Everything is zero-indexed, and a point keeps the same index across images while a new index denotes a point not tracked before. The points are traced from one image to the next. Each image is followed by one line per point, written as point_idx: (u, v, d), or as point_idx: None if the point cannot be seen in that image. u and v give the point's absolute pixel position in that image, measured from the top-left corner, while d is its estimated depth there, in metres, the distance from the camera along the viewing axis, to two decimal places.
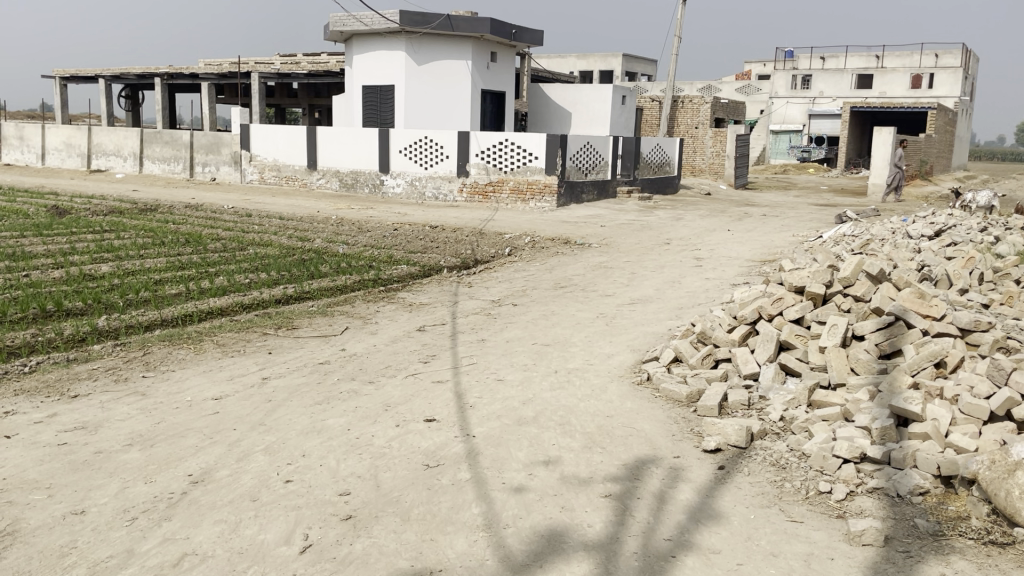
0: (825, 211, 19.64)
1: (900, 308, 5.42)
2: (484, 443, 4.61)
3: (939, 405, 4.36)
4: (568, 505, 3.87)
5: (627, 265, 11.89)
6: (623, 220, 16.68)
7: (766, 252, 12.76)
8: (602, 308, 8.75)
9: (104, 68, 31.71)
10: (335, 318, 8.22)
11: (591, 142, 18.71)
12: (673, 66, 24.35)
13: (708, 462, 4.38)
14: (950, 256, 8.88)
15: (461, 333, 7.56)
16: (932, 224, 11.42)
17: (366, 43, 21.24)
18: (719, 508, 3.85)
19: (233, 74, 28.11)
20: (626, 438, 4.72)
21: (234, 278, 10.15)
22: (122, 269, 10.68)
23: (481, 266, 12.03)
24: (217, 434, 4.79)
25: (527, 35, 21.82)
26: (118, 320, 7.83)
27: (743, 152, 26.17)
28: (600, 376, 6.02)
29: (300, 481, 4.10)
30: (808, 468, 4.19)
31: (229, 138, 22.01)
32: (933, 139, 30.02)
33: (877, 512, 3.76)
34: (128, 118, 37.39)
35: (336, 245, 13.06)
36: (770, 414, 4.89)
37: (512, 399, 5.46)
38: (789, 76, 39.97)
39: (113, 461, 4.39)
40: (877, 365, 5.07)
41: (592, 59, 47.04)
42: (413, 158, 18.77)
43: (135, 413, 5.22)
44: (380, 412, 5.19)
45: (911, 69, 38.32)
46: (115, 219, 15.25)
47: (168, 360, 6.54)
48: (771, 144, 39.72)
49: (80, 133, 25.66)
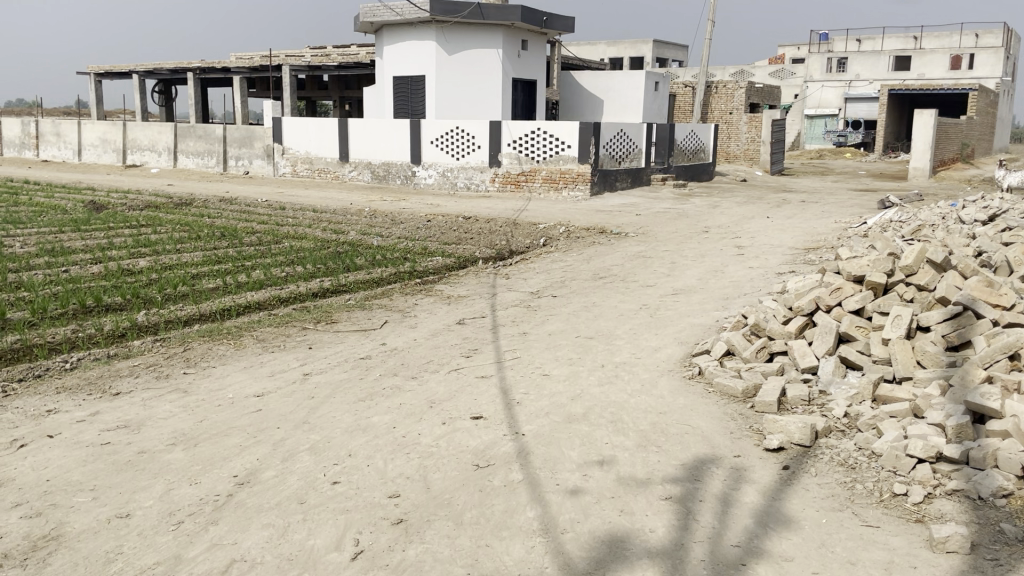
0: (865, 197, 19.21)
1: (968, 297, 5.17)
2: (535, 442, 4.45)
3: (1018, 400, 4.12)
4: (627, 508, 3.70)
5: (666, 254, 11.66)
6: (659, 208, 16.40)
7: (810, 240, 12.43)
8: (644, 299, 8.56)
9: (137, 64, 31.98)
10: (374, 312, 8.10)
11: (626, 129, 18.43)
12: (707, 50, 23.94)
13: (771, 462, 4.18)
14: (1007, 242, 8.55)
15: (502, 326, 7.41)
16: (984, 208, 11.04)
17: (397, 33, 21.11)
18: (789, 512, 3.65)
19: (264, 68, 28.14)
20: (682, 436, 4.53)
21: (270, 272, 10.08)
22: (158, 264, 10.67)
23: (517, 257, 11.86)
24: (261, 433, 4.68)
25: (558, 22, 21.52)
26: (157, 315, 7.77)
27: (778, 138, 25.71)
28: (649, 370, 5.82)
29: (348, 482, 3.97)
30: (879, 468, 3.97)
31: (261, 131, 22.01)
32: (975, 121, 29.27)
33: (959, 516, 3.53)
34: (161, 113, 37.73)
35: (370, 237, 12.96)
36: (833, 410, 4.67)
37: (560, 394, 5.29)
38: (824, 59, 39.17)
39: (156, 462, 4.30)
40: (945, 357, 4.83)
41: (621, 46, 46.55)
42: (445, 149, 18.63)
43: (177, 411, 5.13)
44: (426, 408, 5.05)
45: (950, 50, 37.63)
46: (152, 214, 15.31)
47: (209, 356, 6.46)
48: (806, 130, 38.24)
49: (116, 128, 25.90)
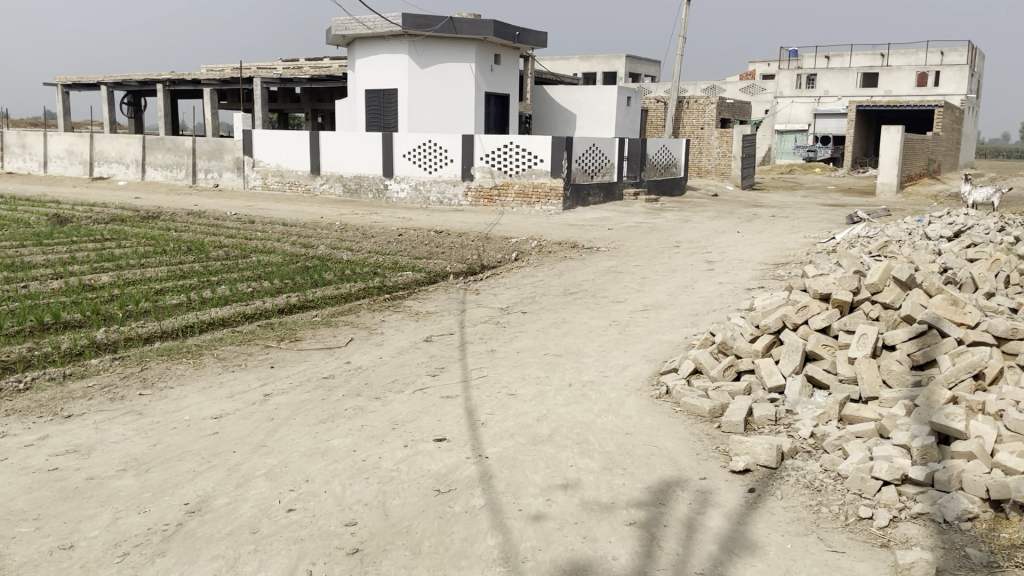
0: (834, 212, 19.37)
1: (933, 315, 5.18)
2: (499, 465, 4.36)
3: (982, 421, 4.09)
4: (591, 534, 3.62)
5: (637, 269, 11.63)
6: (631, 223, 16.42)
7: (779, 255, 12.47)
8: (614, 315, 8.50)
9: (106, 75, 31.58)
10: (340, 329, 7.96)
11: (597, 144, 18.45)
12: (678, 66, 24.11)
13: (736, 485, 4.12)
14: (971, 259, 8.63)
15: (470, 343, 7.31)
16: (950, 224, 11.15)
17: (369, 46, 21.00)
18: (753, 537, 3.59)
19: (234, 80, 27.84)
20: (648, 458, 4.46)
21: (237, 287, 9.92)
22: (121, 279, 10.44)
23: (488, 272, 11.77)
24: (216, 458, 4.54)
25: (531, 37, 21.57)
26: (117, 333, 7.56)
27: (748, 153, 25.93)
28: (617, 389, 5.74)
29: (303, 510, 3.85)
30: (845, 491, 3.92)
31: (232, 143, 21.76)
32: (940, 137, 29.71)
33: (924, 541, 3.49)
34: (129, 125, 37.25)
35: (340, 251, 12.81)
36: (799, 430, 4.62)
37: (525, 415, 5.21)
38: (794, 76, 39.65)
39: (105, 489, 4.15)
40: (911, 376, 4.82)
41: (595, 61, 46.79)
42: (418, 162, 18.54)
43: (130, 434, 4.97)
44: (387, 430, 4.93)
45: (917, 67, 38.01)
46: (117, 227, 15.04)
47: (167, 375, 6.29)
48: (777, 145, 39.23)
49: (83, 140, 25.52)
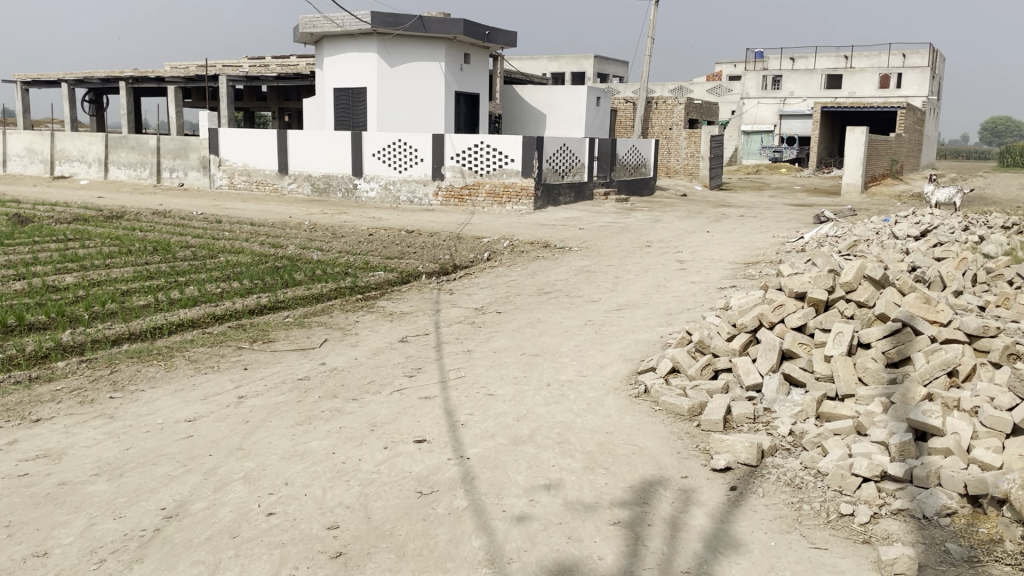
0: (801, 211, 19.61)
1: (906, 313, 5.25)
2: (480, 466, 4.33)
3: (958, 418, 4.16)
4: (575, 534, 3.61)
5: (610, 269, 11.66)
6: (602, 222, 16.46)
7: (749, 255, 12.59)
8: (589, 315, 8.51)
9: (67, 72, 30.95)
10: (313, 330, 7.87)
11: (568, 144, 18.49)
12: (647, 66, 24.24)
13: (718, 483, 4.13)
14: (938, 258, 8.77)
15: (445, 344, 7.28)
16: (915, 224, 11.33)
17: (337, 44, 20.83)
18: (737, 535, 3.61)
19: (200, 78, 27.44)
20: (629, 457, 4.46)
21: (206, 287, 9.77)
22: (86, 280, 10.22)
23: (461, 272, 11.73)
24: (192, 461, 4.46)
25: (500, 36, 21.54)
26: (84, 335, 7.40)
27: (716, 153, 26.16)
28: (595, 389, 5.74)
29: (283, 514, 3.79)
30: (826, 488, 3.95)
31: (198, 142, 21.45)
32: (903, 138, 30.21)
33: (905, 537, 3.53)
34: (91, 123, 36.57)
35: (310, 251, 12.67)
36: (778, 428, 4.65)
37: (505, 415, 5.18)
38: (760, 77, 40.09)
39: (78, 494, 4.05)
40: (886, 374, 4.88)
41: (563, 61, 46.91)
42: (387, 162, 18.43)
43: (101, 438, 4.86)
44: (366, 432, 4.88)
45: (879, 69, 38.73)
46: (80, 227, 14.76)
47: (137, 378, 6.17)
48: (743, 146, 39.42)
49: (44, 139, 25.01)
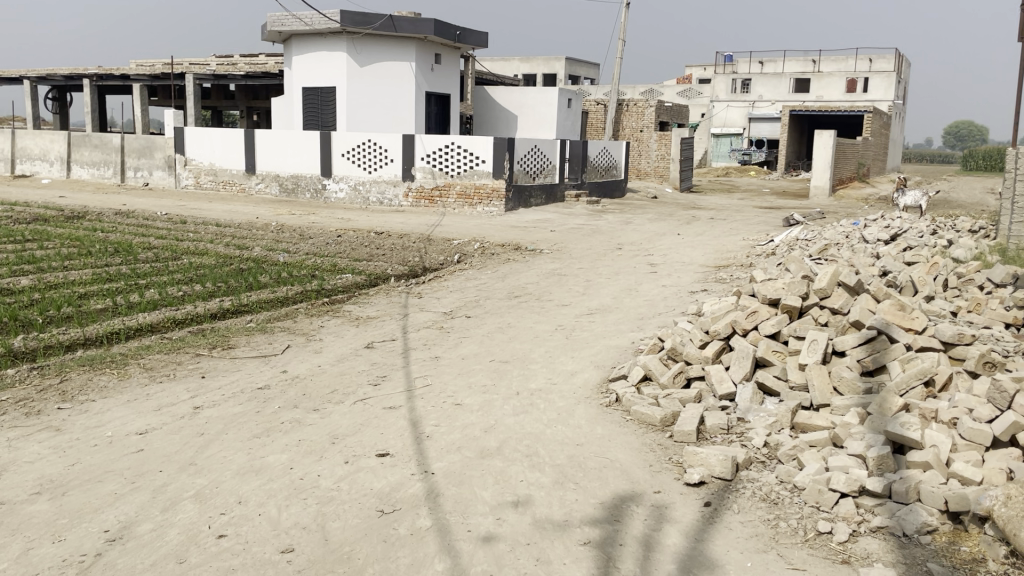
0: (770, 214, 19.63)
1: (882, 321, 5.16)
2: (445, 481, 4.14)
3: (937, 430, 4.05)
4: (544, 557, 3.44)
5: (581, 272, 11.53)
6: (573, 224, 16.35)
7: (720, 258, 12.54)
8: (560, 319, 8.35)
9: (29, 69, 30.20)
10: (276, 336, 7.61)
11: (539, 145, 18.32)
12: (618, 68, 24.18)
13: (692, 498, 3.99)
14: (909, 262, 8.74)
15: (412, 350, 7.08)
16: (885, 227, 11.32)
17: (306, 43, 20.50)
18: (712, 554, 3.47)
19: (165, 75, 26.88)
20: (600, 471, 4.30)
21: (166, 291, 9.43)
22: (43, 283, 9.87)
23: (430, 274, 11.53)
24: (140, 478, 4.22)
25: (472, 37, 21.36)
26: (37, 341, 7.09)
27: (687, 155, 26.18)
28: (566, 398, 5.58)
29: (236, 536, 3.58)
30: (802, 504, 3.83)
31: (163, 140, 20.98)
32: (870, 141, 30.47)
33: (886, 556, 3.42)
34: (54, 121, 35.72)
35: (277, 253, 12.37)
36: (752, 439, 4.52)
37: (472, 427, 4.99)
38: (729, 80, 40.36)
39: (16, 515, 3.81)
40: (862, 384, 4.78)
41: (534, 62, 46.78)
42: (356, 162, 18.15)
43: (46, 453, 4.60)
44: (327, 445, 4.67)
45: (846, 73, 39.20)
46: (38, 227, 14.33)
47: (89, 388, 5.88)
48: (713, 149, 39.71)
49: (4, 136, 24.37)
